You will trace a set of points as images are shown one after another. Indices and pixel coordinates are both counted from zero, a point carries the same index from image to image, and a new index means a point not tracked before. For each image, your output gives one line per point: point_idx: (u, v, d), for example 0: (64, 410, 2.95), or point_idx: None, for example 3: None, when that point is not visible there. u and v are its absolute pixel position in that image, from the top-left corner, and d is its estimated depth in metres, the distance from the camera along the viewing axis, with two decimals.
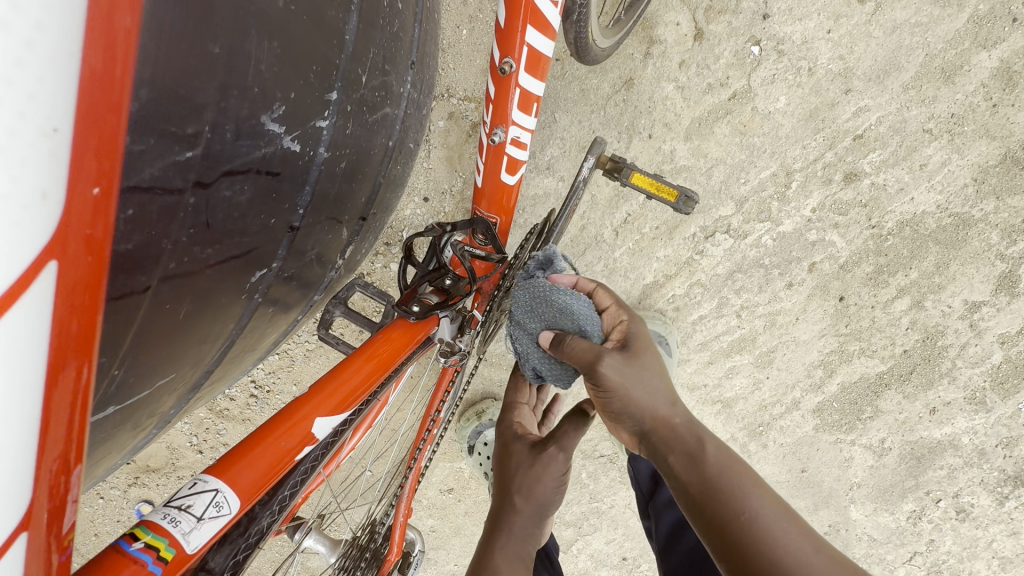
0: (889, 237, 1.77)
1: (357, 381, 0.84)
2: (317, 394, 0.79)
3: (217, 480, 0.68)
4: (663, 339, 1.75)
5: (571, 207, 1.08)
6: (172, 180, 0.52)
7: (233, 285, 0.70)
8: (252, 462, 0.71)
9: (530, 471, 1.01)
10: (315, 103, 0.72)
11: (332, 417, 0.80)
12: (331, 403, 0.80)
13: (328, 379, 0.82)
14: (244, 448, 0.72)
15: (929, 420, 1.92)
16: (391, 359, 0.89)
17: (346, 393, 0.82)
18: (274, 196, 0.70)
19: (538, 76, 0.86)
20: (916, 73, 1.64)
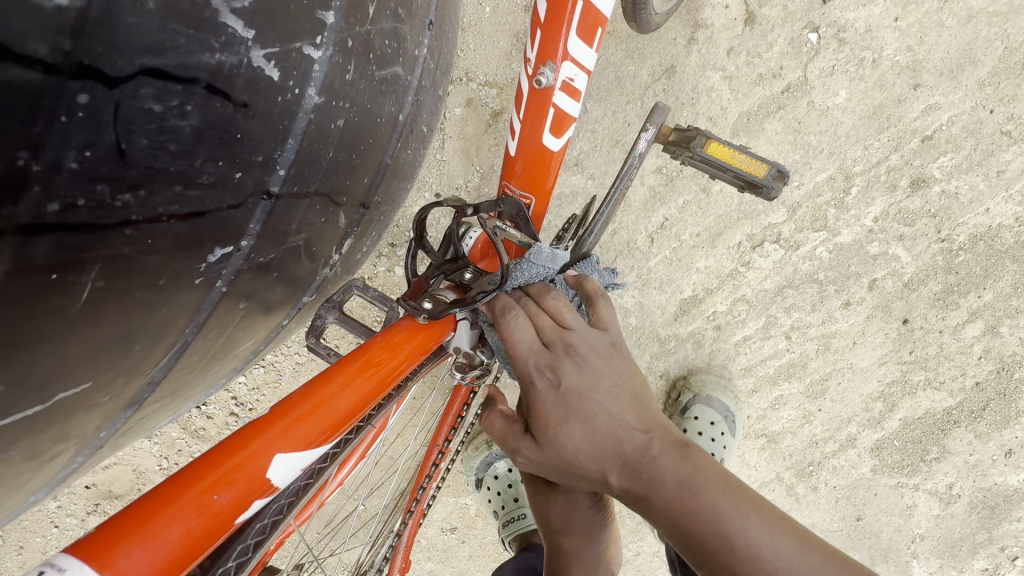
0: (960, 252, 1.55)
1: (341, 402, 0.61)
2: (280, 421, 0.55)
3: (87, 565, 0.41)
4: (730, 415, 1.61)
5: (621, 189, 0.88)
6: (30, 42, 0.34)
7: (171, 261, 0.49)
8: (159, 530, 0.45)
9: (564, 503, 0.90)
10: (303, 17, 0.52)
11: (301, 455, 0.56)
12: (301, 433, 0.57)
13: (296, 399, 0.59)
14: (148, 506, 0.46)
15: (1004, 464, 1.71)
16: (389, 373, 0.67)
17: (324, 418, 0.59)
18: (236, 136, 0.49)
19: None
20: (993, 67, 1.44)
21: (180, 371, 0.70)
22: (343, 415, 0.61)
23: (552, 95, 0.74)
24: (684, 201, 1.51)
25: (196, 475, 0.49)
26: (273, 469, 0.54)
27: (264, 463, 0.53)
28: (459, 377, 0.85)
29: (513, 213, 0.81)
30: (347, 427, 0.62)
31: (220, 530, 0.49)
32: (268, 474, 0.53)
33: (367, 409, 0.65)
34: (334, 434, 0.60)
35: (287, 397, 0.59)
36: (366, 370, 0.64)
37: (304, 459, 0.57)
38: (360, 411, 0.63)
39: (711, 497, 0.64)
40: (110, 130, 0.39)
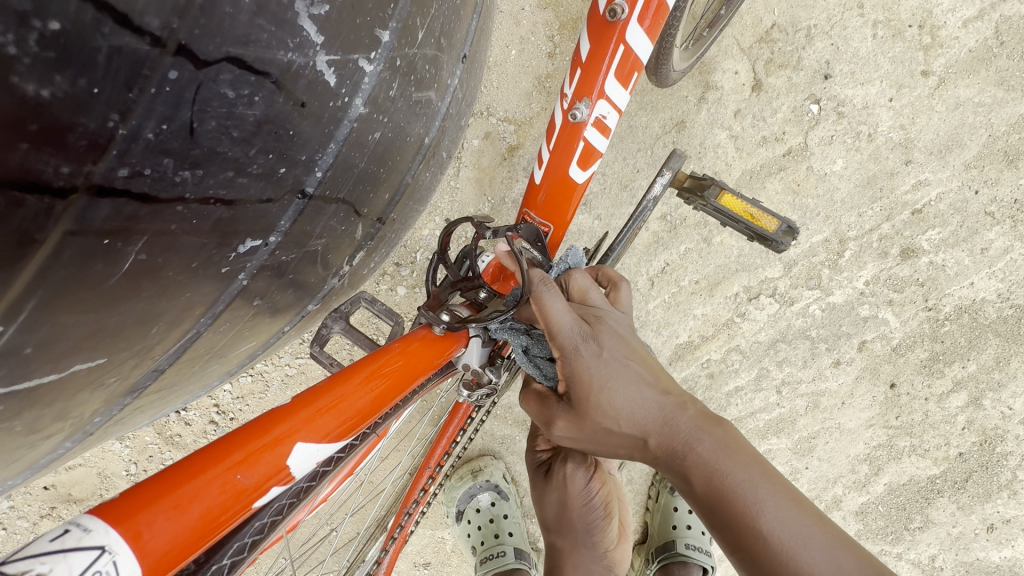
0: (945, 322, 1.61)
1: (360, 398, 0.61)
2: (303, 408, 0.56)
3: (112, 530, 0.40)
4: None
5: (633, 228, 0.91)
6: (147, 16, 0.36)
7: (209, 244, 0.50)
8: (185, 502, 0.44)
9: (557, 498, 0.90)
10: (364, 31, 0.55)
11: (320, 447, 0.56)
12: (322, 423, 0.57)
13: (318, 391, 0.59)
14: (174, 479, 0.45)
15: (986, 539, 1.71)
16: (405, 378, 0.68)
17: (345, 413, 0.59)
18: (289, 132, 0.51)
19: (647, 34, 0.73)
20: (979, 152, 1.54)
21: (184, 364, 0.70)
22: (361, 412, 0.61)
23: (584, 130, 0.78)
24: (686, 249, 1.55)
25: (221, 453, 0.49)
26: (294, 457, 0.54)
27: (287, 449, 0.53)
28: (466, 395, 0.85)
29: (531, 238, 0.83)
30: (364, 426, 0.62)
31: (236, 513, 0.48)
32: (289, 460, 0.53)
33: (382, 412, 0.65)
34: (351, 431, 0.60)
35: (309, 389, 0.59)
36: (386, 372, 0.66)
37: (322, 452, 0.57)
38: (377, 411, 0.64)
39: (748, 467, 0.66)
40: (187, 109, 0.41)
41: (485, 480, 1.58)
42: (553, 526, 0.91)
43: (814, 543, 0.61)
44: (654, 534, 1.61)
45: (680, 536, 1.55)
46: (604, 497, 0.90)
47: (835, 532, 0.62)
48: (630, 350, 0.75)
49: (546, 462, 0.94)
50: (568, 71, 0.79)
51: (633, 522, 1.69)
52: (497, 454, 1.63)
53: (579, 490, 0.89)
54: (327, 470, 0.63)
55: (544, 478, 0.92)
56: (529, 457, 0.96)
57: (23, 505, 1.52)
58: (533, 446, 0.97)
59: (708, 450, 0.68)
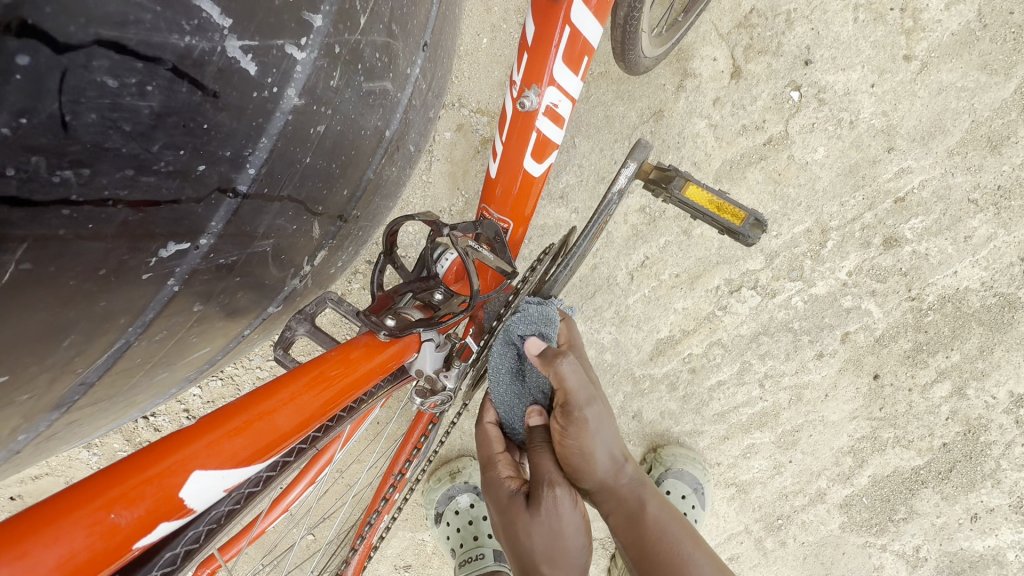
0: (929, 312, 1.59)
1: (280, 418, 0.58)
2: (205, 434, 0.52)
3: None
4: (700, 489, 1.62)
5: (598, 224, 0.86)
6: None
7: (113, 252, 0.47)
8: (38, 549, 0.40)
9: (546, 524, 0.84)
10: (287, 14, 0.51)
11: (223, 474, 0.53)
12: (229, 447, 0.53)
13: (231, 411, 0.55)
14: (37, 518, 0.41)
15: (970, 529, 1.70)
16: (337, 392, 0.64)
17: (259, 434, 0.56)
18: (204, 126, 0.47)
19: (596, 16, 0.68)
20: (961, 138, 1.51)
21: (119, 376, 0.66)
22: (279, 434, 0.58)
23: (536, 119, 0.74)
24: (665, 241, 1.52)
25: (99, 488, 0.45)
26: (189, 487, 0.50)
27: (180, 479, 0.49)
28: (419, 403, 0.80)
29: (491, 236, 0.78)
30: (284, 447, 0.59)
31: (115, 552, 0.45)
32: (183, 491, 0.50)
33: (307, 431, 0.62)
34: (266, 454, 0.57)
35: (220, 409, 0.55)
36: (315, 388, 0.62)
37: (229, 478, 0.54)
38: (300, 431, 0.60)
39: (661, 510, 0.87)
40: (53, 99, 0.37)
41: (464, 481, 1.54)
42: (542, 558, 0.83)
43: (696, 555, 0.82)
44: None
45: None
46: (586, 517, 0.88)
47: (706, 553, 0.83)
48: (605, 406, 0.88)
49: (523, 493, 0.88)
50: (517, 58, 0.75)
51: None
52: (476, 453, 1.60)
53: (563, 502, 0.84)
54: (254, 491, 0.61)
55: (526, 509, 0.85)
56: (500, 489, 0.88)
57: None
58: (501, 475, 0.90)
59: (649, 506, 0.87)
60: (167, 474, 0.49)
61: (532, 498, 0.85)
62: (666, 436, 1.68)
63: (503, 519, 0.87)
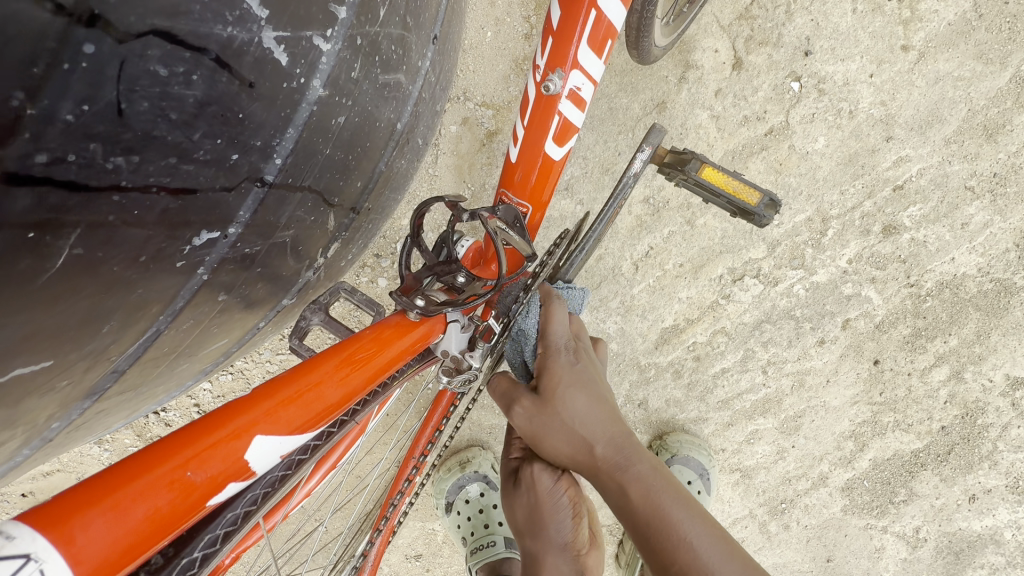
0: (927, 298, 1.62)
1: (328, 389, 0.60)
2: (263, 401, 0.55)
3: (39, 536, 0.38)
4: (705, 473, 1.64)
5: (614, 208, 0.88)
6: None
7: (154, 238, 0.48)
8: (125, 502, 0.43)
9: (526, 500, 0.90)
10: (317, 6, 0.53)
11: (280, 439, 0.55)
12: (285, 415, 0.56)
13: (282, 382, 0.58)
14: (121, 477, 0.44)
15: (968, 510, 1.74)
16: (378, 366, 0.67)
17: (310, 403, 0.58)
18: (238, 115, 0.49)
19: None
20: (958, 126, 1.54)
21: (146, 365, 0.68)
22: (328, 404, 0.60)
23: (559, 103, 0.76)
24: (669, 232, 1.54)
25: (170, 451, 0.47)
26: (252, 450, 0.53)
27: (243, 443, 0.52)
28: (446, 382, 0.83)
29: (509, 220, 0.79)
30: (331, 417, 0.61)
31: (190, 510, 0.47)
32: (247, 455, 0.52)
33: (351, 402, 0.64)
34: (318, 423, 0.59)
35: (272, 380, 0.58)
36: (359, 361, 0.64)
37: (285, 445, 0.56)
38: (347, 403, 0.63)
39: (665, 484, 0.75)
40: (111, 87, 0.38)
41: (474, 470, 1.56)
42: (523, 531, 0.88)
43: (697, 528, 0.70)
44: None
45: None
46: (573, 497, 0.88)
47: (719, 530, 0.70)
48: (597, 376, 0.86)
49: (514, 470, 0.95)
50: (540, 43, 0.76)
51: None
52: (485, 444, 1.63)
53: (538, 478, 0.89)
54: (304, 460, 0.62)
55: (513, 485, 0.93)
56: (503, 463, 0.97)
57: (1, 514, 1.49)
58: (508, 453, 0.98)
59: (638, 470, 0.76)
60: (231, 438, 0.51)
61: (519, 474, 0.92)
62: (671, 424, 1.70)
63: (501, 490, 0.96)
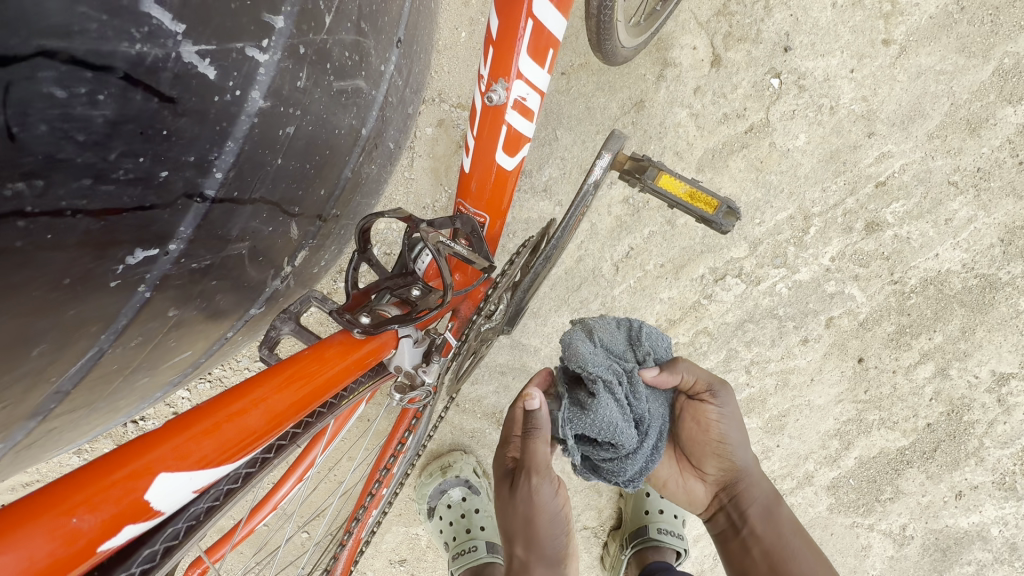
0: (911, 295, 1.60)
1: (250, 417, 0.58)
2: (173, 436, 0.52)
3: None
4: None
5: (576, 216, 0.86)
6: None
7: (77, 260, 0.47)
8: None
9: (523, 506, 0.93)
10: (246, 17, 0.51)
11: (192, 475, 0.52)
12: (197, 449, 0.53)
13: (200, 413, 0.55)
14: None
15: (955, 507, 1.73)
16: (309, 391, 0.64)
17: (229, 434, 0.55)
18: (163, 132, 0.48)
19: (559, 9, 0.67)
20: (941, 121, 1.52)
21: (96, 382, 0.67)
22: (249, 433, 0.57)
23: (505, 113, 0.74)
24: (650, 232, 1.52)
25: (59, 495, 0.43)
26: (155, 490, 0.49)
27: (146, 482, 0.48)
28: (399, 398, 0.81)
29: (468, 232, 0.80)
30: (253, 447, 0.58)
31: (78, 559, 0.43)
32: (149, 495, 0.49)
33: (277, 431, 0.61)
34: (237, 454, 0.56)
35: (186, 412, 0.55)
36: (291, 386, 0.62)
37: (197, 479, 0.53)
38: (274, 430, 0.60)
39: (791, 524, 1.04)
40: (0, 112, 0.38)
41: (456, 475, 1.56)
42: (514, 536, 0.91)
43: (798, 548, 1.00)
44: (628, 519, 1.61)
45: (653, 520, 1.55)
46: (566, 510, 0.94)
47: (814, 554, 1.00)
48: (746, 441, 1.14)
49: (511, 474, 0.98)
50: (483, 50, 0.74)
51: (607, 508, 1.69)
52: (467, 448, 1.62)
53: (539, 487, 0.93)
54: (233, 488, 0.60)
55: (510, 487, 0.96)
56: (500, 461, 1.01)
57: None
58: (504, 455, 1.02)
59: (783, 507, 1.06)
60: (133, 477, 0.47)
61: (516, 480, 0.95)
62: None
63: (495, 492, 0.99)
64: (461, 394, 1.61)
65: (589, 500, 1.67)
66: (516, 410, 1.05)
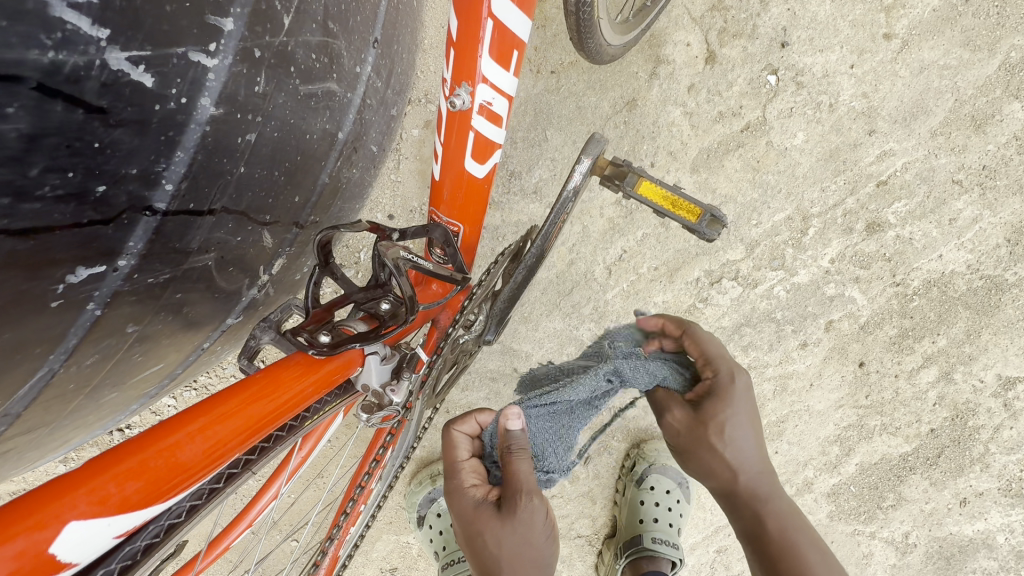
0: (914, 297, 1.56)
1: (183, 452, 0.54)
2: (88, 478, 0.48)
3: None
4: (685, 481, 1.59)
5: (556, 224, 0.83)
6: None
7: (3, 282, 0.45)
8: None
9: (515, 534, 0.90)
10: (187, 20, 0.48)
11: (109, 520, 0.49)
12: (116, 492, 0.49)
13: (126, 450, 0.52)
14: None
15: (959, 514, 1.68)
16: (256, 418, 0.61)
17: (157, 472, 0.52)
18: (94, 145, 0.45)
19: (522, 9, 0.63)
20: (945, 118, 1.47)
21: (52, 403, 0.64)
22: (181, 470, 0.54)
23: (471, 119, 0.71)
24: (643, 234, 1.48)
25: None
26: (63, 540, 0.45)
27: (53, 532, 0.45)
28: (366, 418, 0.78)
29: (443, 241, 0.77)
30: (188, 484, 0.55)
31: None
32: (55, 546, 0.45)
33: (219, 465, 0.58)
34: (166, 493, 0.53)
35: (110, 450, 0.52)
36: (233, 415, 0.59)
37: (117, 523, 0.49)
38: (213, 464, 0.57)
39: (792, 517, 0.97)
40: None
41: None
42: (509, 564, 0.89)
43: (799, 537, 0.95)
44: (622, 527, 1.57)
45: (647, 529, 1.51)
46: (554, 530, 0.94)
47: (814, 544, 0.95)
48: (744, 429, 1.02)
49: (490, 502, 0.94)
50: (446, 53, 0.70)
51: (601, 515, 1.66)
52: None
53: (533, 513, 0.91)
54: (177, 523, 0.58)
55: (495, 516, 0.92)
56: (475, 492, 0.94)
57: None
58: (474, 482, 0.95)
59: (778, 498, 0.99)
60: (31, 530, 0.44)
61: (505, 506, 0.91)
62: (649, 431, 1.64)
63: (472, 524, 0.92)
64: (451, 401, 1.58)
65: (582, 507, 1.64)
66: (457, 435, 1.02)
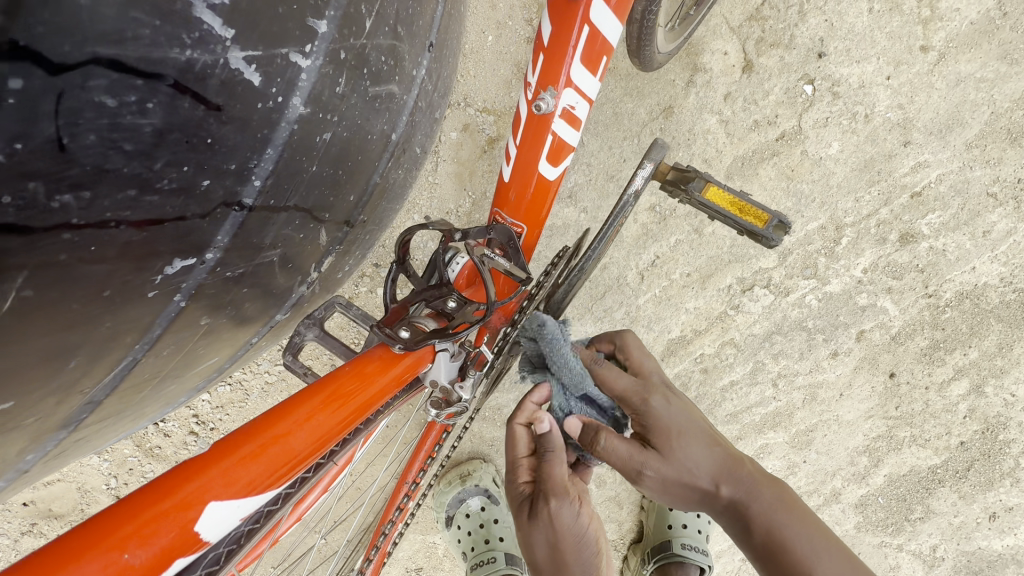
0: (946, 308, 1.55)
1: (295, 439, 0.58)
2: (220, 460, 0.52)
3: None
4: None
5: (614, 226, 0.84)
6: None
7: (113, 274, 0.45)
8: None
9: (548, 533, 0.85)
10: (292, 21, 0.49)
11: (238, 501, 0.52)
12: (243, 474, 0.53)
13: (244, 436, 0.55)
14: (54, 561, 0.41)
15: (988, 528, 1.67)
16: (354, 408, 0.65)
17: (276, 457, 0.56)
18: (206, 140, 0.46)
19: (615, 17, 0.68)
20: (980, 130, 1.47)
21: (127, 393, 0.65)
22: (296, 456, 0.57)
23: (552, 122, 0.74)
24: (676, 240, 1.49)
25: (109, 529, 0.44)
26: (204, 519, 0.50)
27: (196, 512, 0.49)
28: (435, 414, 0.81)
29: (503, 241, 0.78)
30: (299, 469, 0.59)
31: None
32: (198, 525, 0.49)
33: (321, 451, 0.62)
34: (283, 477, 0.57)
35: (230, 435, 0.55)
36: (332, 405, 0.62)
37: (244, 506, 0.53)
38: (318, 451, 0.60)
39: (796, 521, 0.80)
40: (49, 122, 0.37)
41: (475, 484, 1.54)
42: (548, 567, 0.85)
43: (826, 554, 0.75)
44: (649, 533, 1.58)
45: (676, 535, 1.51)
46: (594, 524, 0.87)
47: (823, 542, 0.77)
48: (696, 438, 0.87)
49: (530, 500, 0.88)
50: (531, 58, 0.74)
51: (627, 521, 1.66)
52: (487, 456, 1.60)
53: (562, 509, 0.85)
54: (274, 509, 0.61)
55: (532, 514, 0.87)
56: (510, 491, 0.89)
57: (5, 521, 1.48)
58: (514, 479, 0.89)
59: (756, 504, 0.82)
60: (179, 507, 0.48)
61: (538, 507, 0.85)
62: None
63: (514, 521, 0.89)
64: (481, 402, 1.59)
65: (609, 512, 1.64)
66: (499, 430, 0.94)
